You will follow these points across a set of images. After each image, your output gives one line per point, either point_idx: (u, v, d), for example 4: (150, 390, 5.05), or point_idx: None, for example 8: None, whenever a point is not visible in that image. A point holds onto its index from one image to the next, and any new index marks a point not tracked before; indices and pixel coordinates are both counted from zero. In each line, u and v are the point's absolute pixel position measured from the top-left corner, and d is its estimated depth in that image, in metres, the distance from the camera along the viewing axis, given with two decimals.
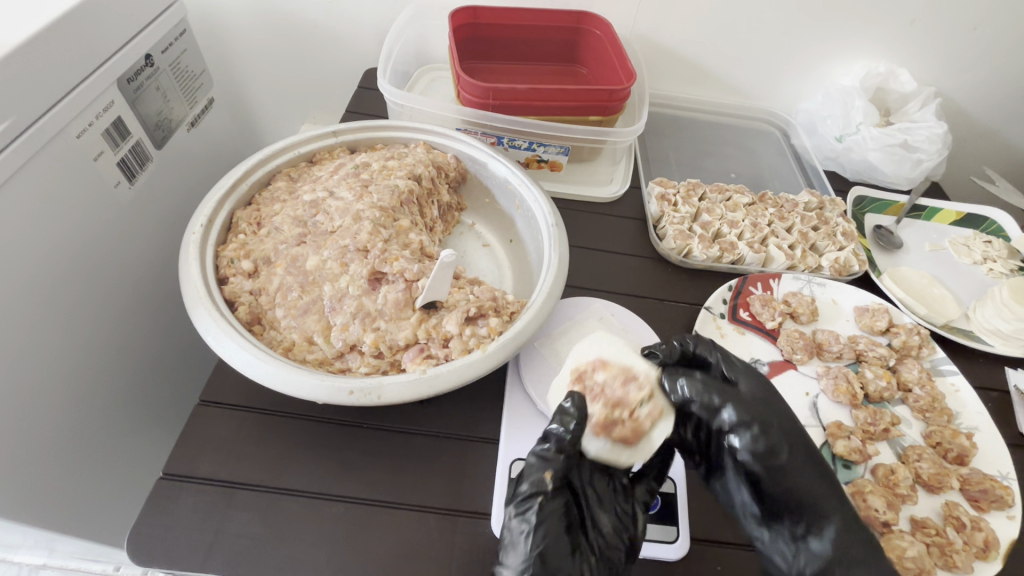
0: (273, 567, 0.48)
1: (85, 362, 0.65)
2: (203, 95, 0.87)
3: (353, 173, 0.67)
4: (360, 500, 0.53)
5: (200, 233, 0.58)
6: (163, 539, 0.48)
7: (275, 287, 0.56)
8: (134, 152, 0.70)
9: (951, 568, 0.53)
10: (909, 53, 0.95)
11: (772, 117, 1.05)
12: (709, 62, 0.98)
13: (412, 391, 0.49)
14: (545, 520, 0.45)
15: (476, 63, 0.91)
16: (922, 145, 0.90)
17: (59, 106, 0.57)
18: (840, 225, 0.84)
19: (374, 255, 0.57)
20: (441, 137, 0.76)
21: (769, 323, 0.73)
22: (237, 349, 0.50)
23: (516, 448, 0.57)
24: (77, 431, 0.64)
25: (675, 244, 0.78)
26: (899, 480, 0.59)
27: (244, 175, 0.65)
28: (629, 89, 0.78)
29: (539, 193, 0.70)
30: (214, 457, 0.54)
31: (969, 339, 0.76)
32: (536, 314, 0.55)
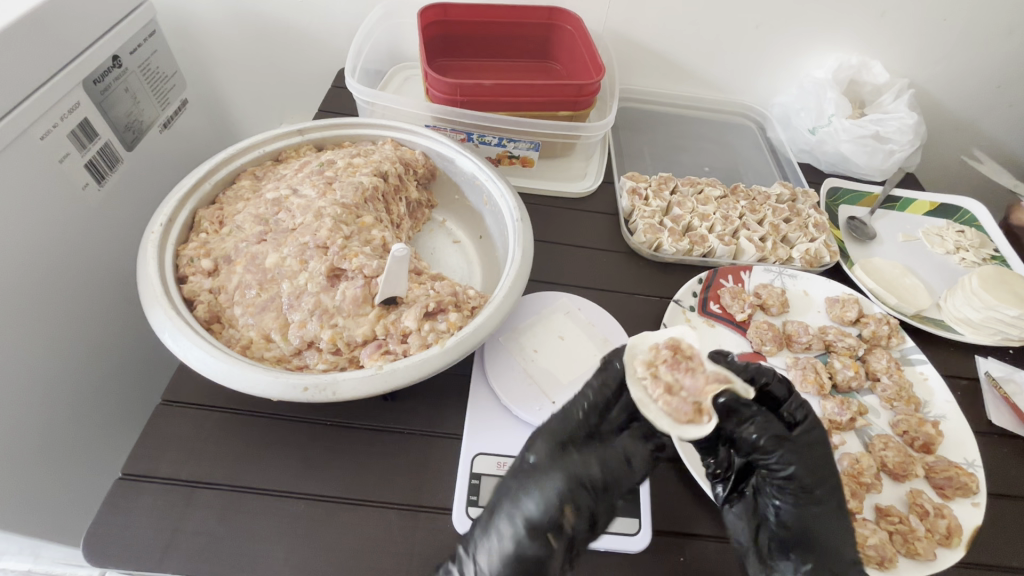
0: (230, 566, 0.48)
1: (50, 366, 0.64)
2: (176, 96, 0.86)
3: (317, 170, 0.67)
4: (320, 498, 0.53)
5: (160, 232, 0.58)
6: (120, 540, 0.48)
7: (234, 285, 0.56)
8: (102, 153, 0.70)
9: (912, 555, 0.53)
10: (882, 44, 0.95)
11: (747, 110, 1.05)
12: (682, 57, 0.98)
13: (367, 386, 0.49)
14: (545, 491, 0.42)
15: (448, 60, 0.91)
16: (893, 136, 0.90)
17: (21, 108, 0.57)
18: (811, 216, 0.84)
19: (333, 252, 0.57)
20: (409, 134, 0.76)
21: (739, 315, 0.73)
22: (192, 347, 0.49)
23: (479, 443, 0.57)
24: (41, 433, 0.64)
25: (645, 238, 0.78)
26: (863, 469, 0.59)
27: (208, 174, 0.65)
28: (598, 84, 0.78)
29: (505, 187, 0.70)
30: (174, 457, 0.54)
31: (940, 328, 0.76)
32: (496, 308, 0.55)
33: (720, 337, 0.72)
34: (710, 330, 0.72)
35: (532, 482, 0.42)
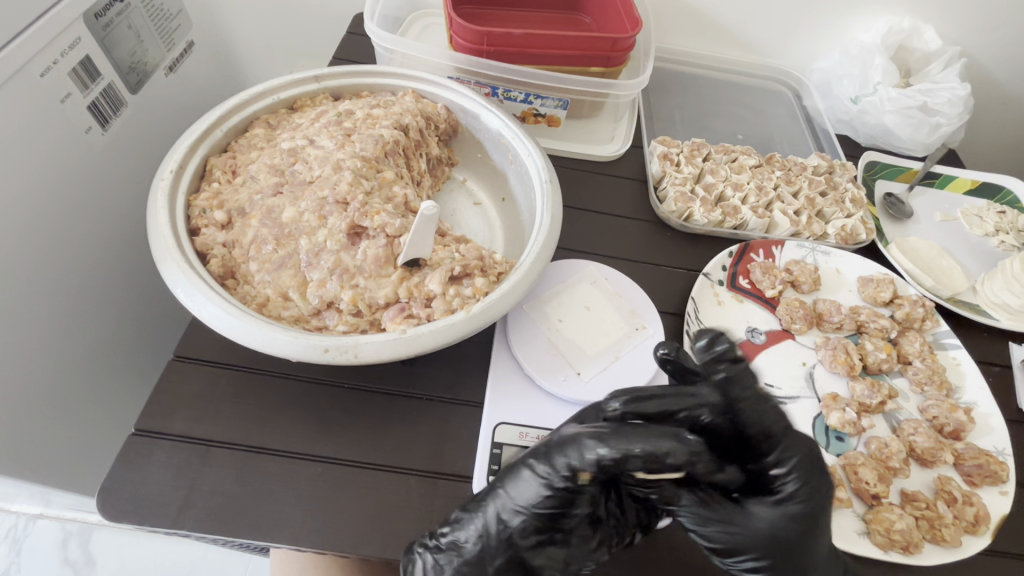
0: (247, 525, 0.47)
1: (56, 317, 0.62)
2: (182, 37, 0.80)
3: (334, 121, 0.62)
4: (339, 461, 0.51)
5: (170, 179, 0.54)
6: (134, 495, 0.47)
7: (249, 240, 0.53)
8: (106, 96, 0.66)
9: (938, 542, 0.53)
10: (934, 9, 0.89)
11: (785, 76, 0.99)
12: (721, 15, 0.92)
13: (390, 350, 0.46)
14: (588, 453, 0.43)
15: (472, 8, 0.84)
16: (941, 108, 0.86)
17: (18, 41, 0.53)
18: (849, 190, 0.79)
19: (354, 209, 0.54)
20: (430, 85, 0.71)
21: (769, 291, 0.70)
22: (207, 303, 0.47)
23: (500, 411, 0.55)
24: (48, 385, 0.62)
25: (676, 207, 0.74)
26: (892, 454, 0.57)
27: (220, 120, 0.61)
28: (634, 39, 0.72)
29: (534, 146, 0.65)
30: (188, 414, 0.52)
31: (975, 313, 0.73)
32: (523, 276, 0.52)
33: (748, 313, 0.69)
34: (738, 305, 0.70)
35: (532, 474, 0.42)
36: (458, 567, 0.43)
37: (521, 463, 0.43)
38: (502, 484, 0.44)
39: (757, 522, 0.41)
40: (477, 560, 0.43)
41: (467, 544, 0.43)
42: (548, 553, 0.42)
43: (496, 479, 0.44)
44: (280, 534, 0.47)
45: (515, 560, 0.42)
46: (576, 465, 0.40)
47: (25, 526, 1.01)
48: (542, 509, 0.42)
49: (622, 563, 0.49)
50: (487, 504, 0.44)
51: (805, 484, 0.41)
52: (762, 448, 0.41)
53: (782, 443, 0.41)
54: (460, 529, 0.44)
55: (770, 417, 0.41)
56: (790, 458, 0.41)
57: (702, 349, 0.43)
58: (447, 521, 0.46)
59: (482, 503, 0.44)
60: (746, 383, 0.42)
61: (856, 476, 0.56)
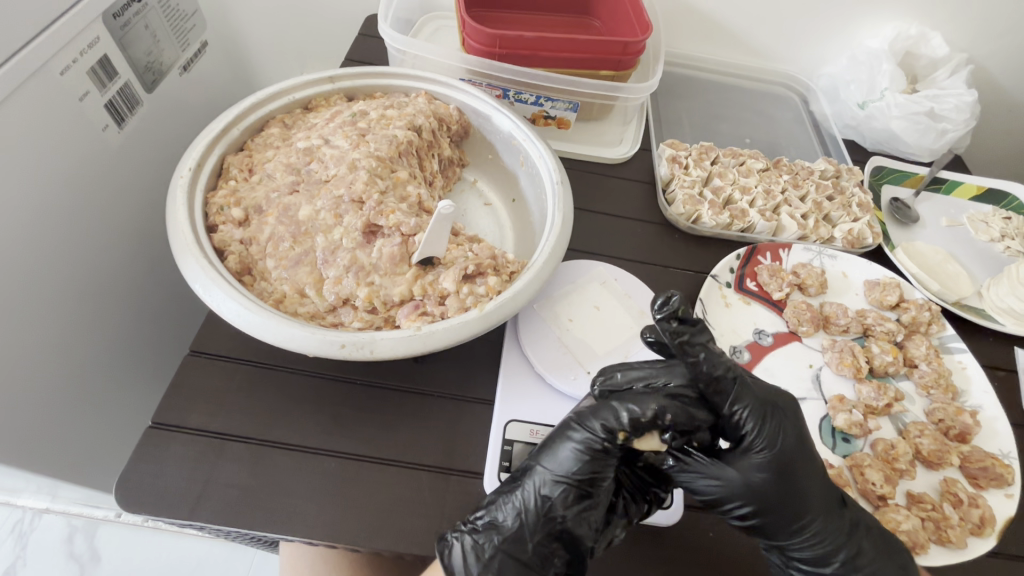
0: (261, 518, 0.48)
1: (72, 311, 0.63)
2: (197, 38, 0.81)
3: (349, 121, 0.63)
4: (351, 456, 0.52)
5: (189, 177, 0.55)
6: (152, 487, 0.48)
7: (266, 237, 0.55)
8: (123, 95, 0.67)
9: (944, 543, 0.53)
10: (942, 16, 0.89)
11: (792, 81, 1.00)
12: (729, 20, 0.93)
13: (405, 347, 0.47)
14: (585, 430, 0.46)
15: (484, 11, 0.85)
16: (949, 114, 0.86)
17: (39, 39, 0.54)
18: (856, 195, 0.80)
19: (369, 208, 0.56)
20: (443, 87, 0.72)
21: (776, 294, 0.71)
22: (225, 298, 0.48)
23: (510, 409, 0.56)
24: (64, 378, 0.63)
25: (684, 209, 0.75)
26: (898, 455, 0.58)
27: (237, 119, 0.62)
28: (644, 43, 0.73)
29: (545, 148, 0.66)
30: (204, 408, 0.53)
31: (981, 317, 0.74)
32: (536, 275, 0.53)
33: (755, 315, 0.70)
34: (746, 308, 0.70)
35: (570, 444, 0.46)
36: (499, 546, 0.45)
37: (560, 436, 0.47)
38: (539, 461, 0.47)
39: (733, 473, 0.46)
40: (516, 537, 0.45)
41: (505, 522, 0.46)
42: (591, 523, 0.45)
43: (530, 457, 0.48)
44: (295, 527, 0.48)
45: (553, 530, 0.45)
46: (614, 426, 0.45)
47: (32, 520, 1.02)
48: (579, 476, 0.45)
49: (631, 554, 0.49)
50: (523, 482, 0.47)
51: (764, 425, 0.46)
52: (720, 397, 0.46)
53: (735, 390, 0.46)
54: (497, 510, 0.46)
55: (717, 366, 0.46)
56: (746, 403, 0.46)
57: (658, 310, 0.45)
58: (480, 505, 0.48)
59: (516, 484, 0.47)
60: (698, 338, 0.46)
61: (862, 477, 0.56)
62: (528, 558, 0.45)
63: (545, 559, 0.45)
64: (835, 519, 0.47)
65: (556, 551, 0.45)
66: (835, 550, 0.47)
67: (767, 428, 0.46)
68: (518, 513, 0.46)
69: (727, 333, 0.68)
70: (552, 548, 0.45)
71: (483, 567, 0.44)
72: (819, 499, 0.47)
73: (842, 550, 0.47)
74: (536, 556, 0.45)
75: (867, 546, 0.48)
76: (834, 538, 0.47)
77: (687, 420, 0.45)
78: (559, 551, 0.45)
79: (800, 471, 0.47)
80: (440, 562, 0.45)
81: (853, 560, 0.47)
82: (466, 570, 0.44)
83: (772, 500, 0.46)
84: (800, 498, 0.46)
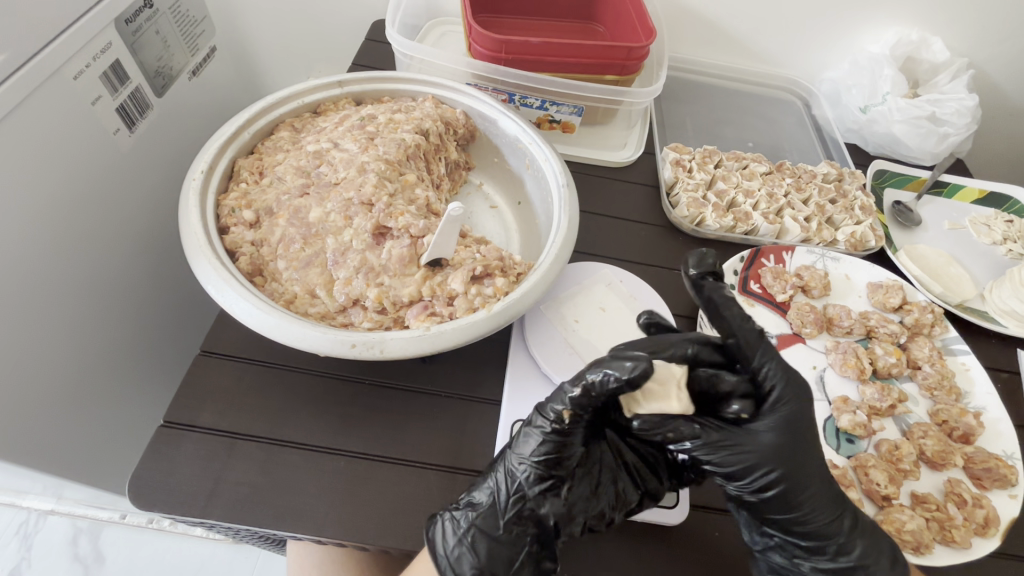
0: (271, 517, 0.48)
1: (84, 312, 0.64)
2: (206, 43, 0.82)
3: (358, 124, 0.64)
4: (360, 455, 0.53)
5: (201, 179, 0.56)
6: (164, 484, 0.49)
7: (277, 238, 0.55)
8: (133, 99, 0.68)
9: (948, 543, 0.53)
10: (943, 22, 0.90)
11: (794, 85, 1.00)
12: (732, 26, 0.94)
13: (414, 347, 0.48)
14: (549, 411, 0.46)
15: (490, 17, 0.86)
16: (950, 118, 0.87)
17: (54, 45, 0.55)
18: (858, 198, 0.81)
19: (378, 210, 0.56)
20: (450, 91, 0.73)
21: (780, 295, 0.71)
22: (237, 299, 0.48)
23: (518, 409, 0.57)
24: (74, 378, 0.64)
25: (688, 212, 0.76)
26: (902, 456, 0.58)
27: (248, 122, 0.63)
28: (648, 48, 0.74)
29: (551, 152, 0.67)
30: (215, 407, 0.54)
31: (984, 320, 0.74)
32: (542, 276, 0.54)
33: (759, 317, 0.71)
34: (750, 309, 0.71)
35: (533, 423, 0.47)
36: (473, 522, 0.45)
37: (528, 418, 0.48)
38: (511, 443, 0.48)
39: (748, 441, 0.44)
40: (488, 514, 0.46)
41: (480, 500, 0.46)
42: (555, 503, 0.46)
43: (504, 441, 0.49)
44: (305, 525, 0.48)
45: (523, 510, 0.45)
46: (562, 405, 0.45)
47: (37, 521, 1.03)
48: (541, 456, 0.46)
49: (639, 555, 0.50)
50: (498, 466, 0.47)
51: (781, 385, 0.45)
52: (743, 360, 0.46)
53: (756, 357, 0.46)
54: (475, 489, 0.47)
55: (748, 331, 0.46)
56: (768, 365, 0.45)
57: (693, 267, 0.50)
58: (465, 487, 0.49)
59: (494, 466, 0.48)
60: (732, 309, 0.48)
61: (866, 478, 0.57)
62: (499, 537, 0.45)
63: (517, 540, 0.45)
64: (836, 490, 0.46)
65: (526, 532, 0.45)
66: (837, 523, 0.45)
67: (783, 396, 0.45)
68: (489, 492, 0.46)
69: None
70: (523, 529, 0.45)
71: (458, 541, 0.45)
72: (823, 470, 0.45)
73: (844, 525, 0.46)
74: (506, 535, 0.45)
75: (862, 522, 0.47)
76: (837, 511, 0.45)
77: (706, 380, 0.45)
78: (530, 532, 0.45)
79: (812, 444, 0.45)
80: (427, 538, 0.46)
81: (851, 534, 0.46)
82: (444, 546, 0.45)
83: (786, 470, 0.44)
84: (805, 468, 0.44)
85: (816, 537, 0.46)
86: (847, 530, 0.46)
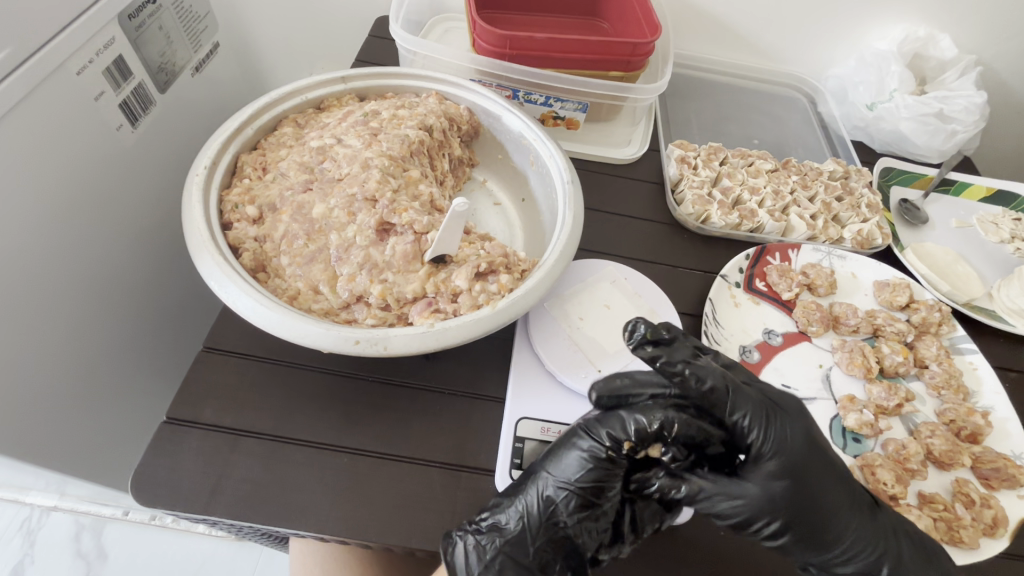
0: (273, 513, 0.48)
1: (87, 309, 0.64)
2: (209, 39, 0.82)
3: (361, 120, 0.64)
4: (364, 452, 0.52)
5: (204, 175, 0.56)
6: (167, 481, 0.48)
7: (281, 234, 0.55)
8: (136, 94, 0.67)
9: (956, 543, 0.53)
10: (951, 18, 0.89)
11: (800, 82, 1.00)
12: (738, 22, 0.93)
13: (418, 343, 0.47)
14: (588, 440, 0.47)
15: (493, 13, 0.86)
16: (957, 115, 0.86)
17: (57, 40, 0.55)
18: (865, 196, 0.80)
19: (382, 206, 0.56)
20: (454, 87, 0.72)
21: (785, 293, 0.71)
22: (241, 295, 0.48)
23: (521, 406, 0.56)
24: (76, 375, 0.64)
25: (693, 209, 0.75)
26: (910, 456, 0.58)
27: (251, 118, 0.63)
28: (654, 44, 0.73)
29: (555, 148, 0.67)
30: (218, 404, 0.53)
31: (991, 318, 0.73)
32: (547, 273, 0.53)
33: (764, 315, 0.70)
34: (755, 307, 0.70)
35: (577, 451, 0.47)
36: (501, 548, 0.46)
37: (566, 443, 0.48)
38: (544, 467, 0.48)
39: (754, 490, 0.45)
40: (519, 540, 0.46)
41: (508, 525, 0.47)
42: (591, 529, 0.47)
43: (536, 463, 0.49)
44: (308, 522, 0.48)
45: (557, 535, 0.46)
46: (620, 436, 0.46)
47: (39, 518, 1.03)
48: (584, 483, 0.47)
49: (644, 553, 0.49)
50: (526, 489, 0.48)
51: (769, 428, 0.46)
52: (718, 410, 0.46)
53: (730, 401, 0.46)
54: (500, 513, 0.47)
55: (704, 373, 0.46)
56: (745, 411, 0.46)
57: (631, 337, 0.46)
58: (485, 507, 0.49)
59: (520, 489, 0.48)
60: (682, 354, 0.46)
61: (873, 477, 0.56)
62: (529, 562, 0.46)
63: (545, 565, 0.46)
64: (864, 521, 0.48)
65: (557, 558, 0.46)
66: (875, 561, 0.47)
67: (772, 432, 0.46)
68: (517, 516, 0.47)
69: (737, 333, 0.68)
70: (553, 554, 0.46)
71: (485, 566, 0.45)
72: (843, 503, 0.47)
73: (881, 561, 0.47)
74: (535, 560, 0.46)
75: (908, 556, 0.48)
76: (873, 547, 0.47)
77: (698, 435, 0.46)
78: (559, 559, 0.46)
79: (818, 481, 0.47)
80: (444, 558, 0.47)
81: (892, 567, 0.47)
82: (467, 570, 0.46)
83: (797, 514, 0.46)
84: (822, 508, 0.46)
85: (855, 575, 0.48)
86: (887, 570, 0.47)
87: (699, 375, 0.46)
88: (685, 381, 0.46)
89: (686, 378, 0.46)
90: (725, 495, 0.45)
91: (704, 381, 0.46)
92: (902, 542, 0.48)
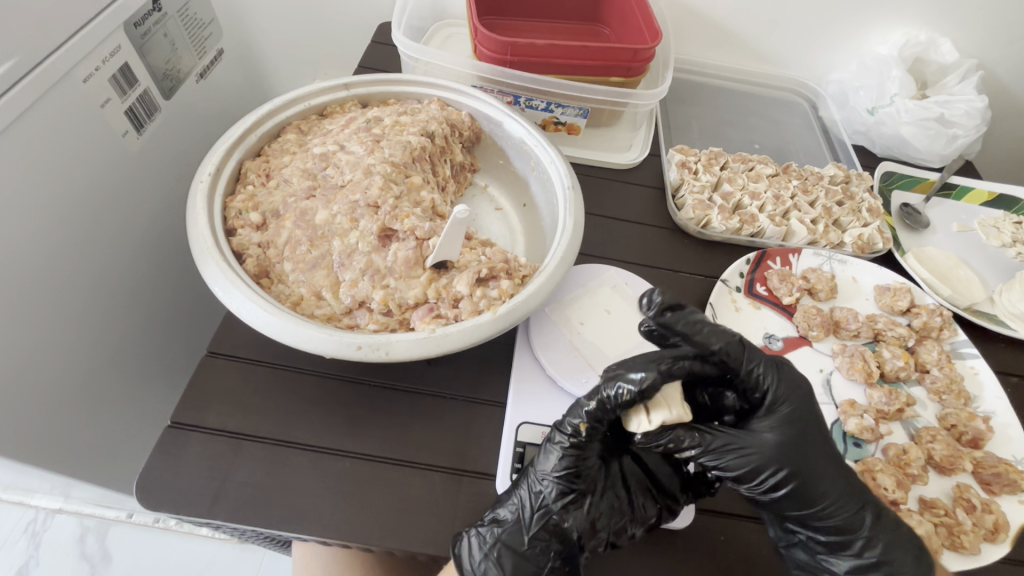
0: (276, 517, 0.48)
1: (92, 313, 0.65)
2: (213, 46, 0.83)
3: (364, 127, 0.65)
4: (366, 457, 0.53)
5: (208, 181, 0.57)
6: (171, 484, 0.49)
7: (284, 241, 0.56)
8: (142, 101, 0.68)
9: (957, 548, 0.53)
10: (951, 23, 0.89)
11: (801, 87, 1.00)
12: (738, 27, 0.94)
13: (420, 348, 0.48)
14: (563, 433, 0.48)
15: (495, 20, 0.87)
16: (958, 120, 0.87)
17: (64, 47, 0.55)
18: (866, 201, 0.80)
19: (384, 212, 0.57)
20: (455, 93, 0.73)
21: (786, 298, 0.71)
22: (244, 300, 0.49)
23: (522, 411, 0.56)
24: (81, 379, 0.64)
25: (694, 214, 0.76)
26: (911, 460, 0.58)
27: (255, 125, 0.63)
28: (654, 50, 0.74)
29: (556, 153, 0.67)
30: (221, 408, 0.54)
31: (993, 323, 0.73)
32: (547, 278, 0.54)
33: (765, 320, 0.70)
34: (755, 312, 0.70)
35: (554, 443, 0.48)
36: (499, 537, 0.46)
37: (546, 437, 0.49)
38: (531, 461, 0.49)
39: (757, 440, 0.46)
40: (516, 529, 0.47)
41: (504, 516, 0.47)
42: (578, 519, 0.47)
43: (525, 459, 0.50)
44: (310, 526, 0.48)
45: (548, 527, 0.47)
46: (584, 422, 0.47)
47: (44, 520, 1.03)
48: (563, 473, 0.47)
49: (644, 558, 0.49)
50: (519, 483, 0.49)
51: (779, 378, 0.49)
52: (735, 364, 0.48)
53: (749, 352, 0.48)
54: (500, 505, 0.48)
55: (723, 334, 0.48)
56: (760, 363, 0.48)
57: (647, 308, 0.48)
58: (489, 504, 0.50)
59: (515, 484, 0.49)
60: (698, 321, 0.48)
61: (874, 482, 0.56)
62: (526, 552, 0.46)
63: (540, 556, 0.46)
64: (857, 484, 0.49)
65: (551, 548, 0.46)
66: (860, 516, 0.48)
67: (782, 382, 0.49)
68: (517, 505, 0.47)
69: None
70: (546, 544, 0.46)
71: (485, 556, 0.46)
72: (839, 465, 0.48)
73: (868, 521, 0.48)
74: (529, 552, 0.46)
75: (886, 518, 0.49)
76: (857, 503, 0.48)
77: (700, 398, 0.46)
78: (554, 549, 0.46)
79: (819, 437, 0.48)
80: (452, 554, 0.47)
81: (879, 531, 0.48)
82: (471, 559, 0.46)
83: (798, 463, 0.47)
84: (822, 464, 0.47)
85: (837, 531, 0.48)
86: (870, 524, 0.48)
87: (714, 335, 0.47)
88: (706, 341, 0.47)
89: (705, 338, 0.47)
90: (733, 443, 0.46)
91: (721, 343, 0.47)
92: (887, 507, 0.49)
